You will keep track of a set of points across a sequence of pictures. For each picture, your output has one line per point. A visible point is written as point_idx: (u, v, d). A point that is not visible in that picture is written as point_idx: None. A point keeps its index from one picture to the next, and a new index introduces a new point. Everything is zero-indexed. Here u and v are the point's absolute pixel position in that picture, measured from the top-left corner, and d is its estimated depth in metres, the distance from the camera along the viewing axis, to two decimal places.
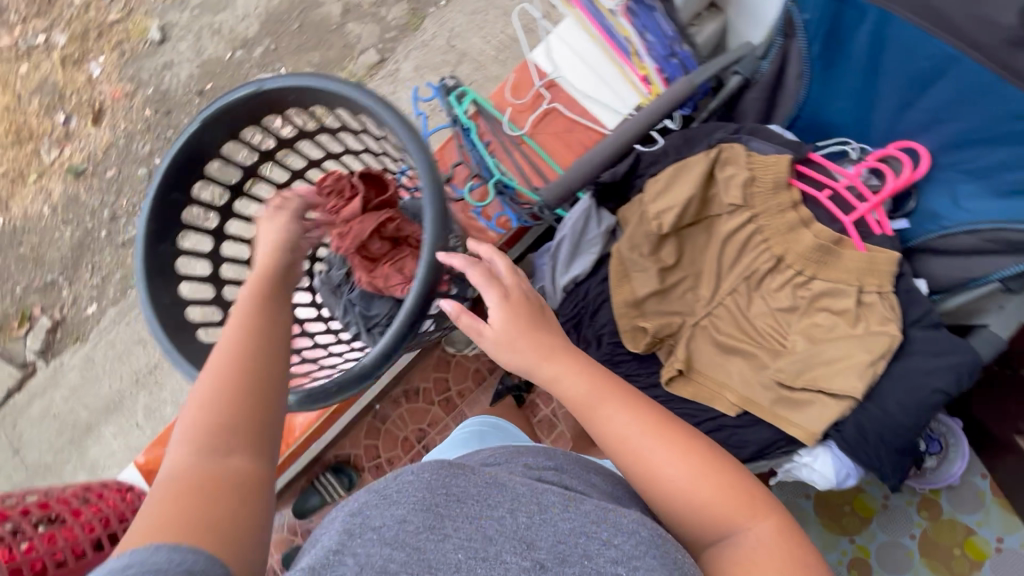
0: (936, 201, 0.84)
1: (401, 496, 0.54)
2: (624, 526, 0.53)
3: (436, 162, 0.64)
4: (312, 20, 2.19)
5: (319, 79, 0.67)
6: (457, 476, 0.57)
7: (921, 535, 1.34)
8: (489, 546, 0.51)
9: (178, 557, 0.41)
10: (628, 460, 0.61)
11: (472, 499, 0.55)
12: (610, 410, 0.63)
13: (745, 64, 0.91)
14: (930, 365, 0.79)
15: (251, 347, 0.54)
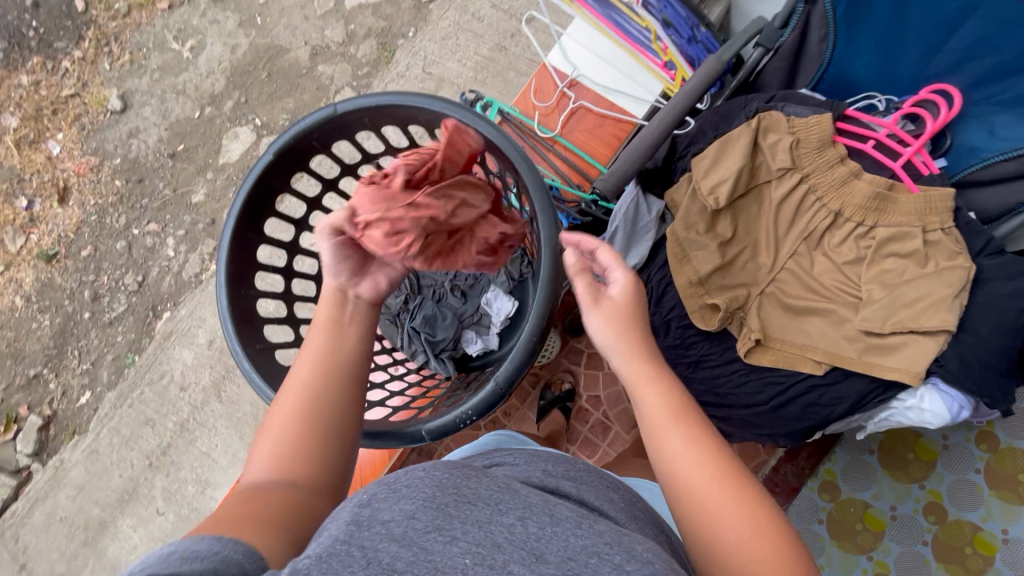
0: (971, 135, 0.87)
1: (411, 491, 0.50)
2: (638, 554, 0.47)
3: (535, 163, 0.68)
4: (280, 67, 2.17)
5: (391, 96, 0.68)
6: (471, 480, 0.53)
7: (985, 468, 1.38)
8: (496, 555, 0.46)
9: (213, 547, 0.43)
10: (675, 484, 0.56)
11: (481, 502, 0.50)
12: (673, 431, 0.59)
13: (766, 35, 0.95)
14: (1009, 289, 0.81)
15: (311, 399, 0.60)
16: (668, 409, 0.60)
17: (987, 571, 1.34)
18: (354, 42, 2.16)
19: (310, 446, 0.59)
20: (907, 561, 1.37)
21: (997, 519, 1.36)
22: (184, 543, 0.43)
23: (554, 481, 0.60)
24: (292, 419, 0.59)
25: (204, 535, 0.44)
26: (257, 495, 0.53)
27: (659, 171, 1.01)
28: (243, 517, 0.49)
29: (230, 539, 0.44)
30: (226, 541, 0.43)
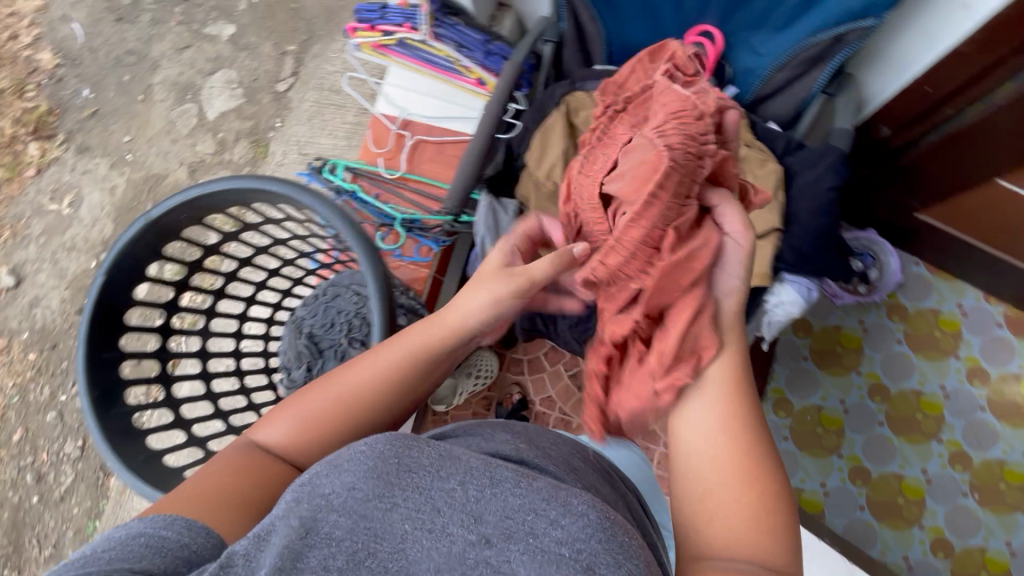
0: (742, 59, 0.99)
1: (354, 466, 0.55)
2: (574, 507, 0.54)
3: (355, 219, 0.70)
4: (164, 193, 2.23)
5: (201, 188, 0.70)
6: (419, 453, 0.57)
7: (906, 336, 1.48)
8: (435, 518, 0.53)
9: (180, 536, 0.52)
10: (703, 454, 0.62)
11: (422, 471, 0.56)
12: (716, 411, 0.63)
13: (549, 32, 1.06)
14: (813, 174, 0.91)
15: (373, 402, 0.69)
16: (722, 394, 0.64)
17: (942, 429, 1.43)
18: (228, 148, 2.24)
19: (311, 447, 0.66)
20: (873, 446, 1.44)
21: (932, 378, 1.46)
22: (152, 528, 0.52)
23: (491, 448, 0.72)
24: (304, 422, 0.66)
25: (170, 517, 0.54)
26: (237, 479, 0.61)
27: (503, 174, 1.09)
28: (224, 494, 0.59)
29: (198, 527, 0.54)
30: (194, 531, 0.53)
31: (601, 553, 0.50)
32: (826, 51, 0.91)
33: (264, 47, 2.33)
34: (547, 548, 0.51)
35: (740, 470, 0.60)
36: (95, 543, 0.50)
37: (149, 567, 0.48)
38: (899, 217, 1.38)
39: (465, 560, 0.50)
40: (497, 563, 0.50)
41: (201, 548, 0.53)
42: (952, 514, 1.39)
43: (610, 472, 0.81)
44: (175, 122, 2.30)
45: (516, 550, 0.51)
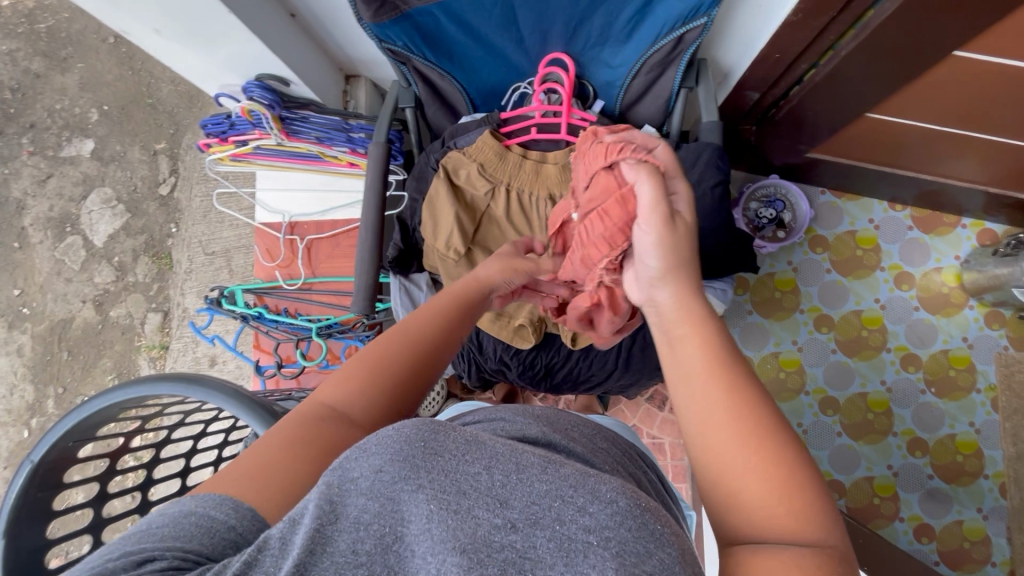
0: (599, 74, 0.99)
1: (380, 446, 0.43)
2: (603, 495, 0.41)
3: (239, 391, 0.68)
4: (76, 338, 2.09)
5: (78, 410, 0.65)
6: (445, 433, 0.44)
7: (832, 264, 1.54)
8: (461, 499, 0.40)
9: (228, 518, 0.43)
10: (697, 430, 0.51)
11: (450, 452, 0.43)
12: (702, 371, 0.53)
13: (405, 98, 1.00)
14: (697, 174, 0.92)
15: (425, 341, 0.63)
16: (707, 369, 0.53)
17: (887, 338, 1.51)
18: (129, 269, 2.11)
19: (369, 397, 0.57)
20: (833, 374, 1.51)
21: (867, 294, 1.53)
22: (206, 504, 0.44)
23: (513, 430, 0.59)
24: (364, 370, 0.58)
25: (219, 494, 0.45)
26: (285, 454, 0.49)
27: (407, 251, 1.03)
28: (274, 467, 0.48)
29: (245, 508, 0.44)
30: (241, 512, 0.44)
31: (633, 544, 0.38)
32: (673, 52, 0.91)
33: (132, 152, 2.15)
34: (577, 537, 0.38)
35: (742, 430, 0.48)
36: (152, 517, 0.43)
37: (197, 553, 0.41)
38: (794, 160, 1.42)
39: (490, 544, 0.38)
40: (524, 552, 0.38)
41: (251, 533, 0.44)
42: (919, 413, 1.48)
43: (630, 453, 0.71)
44: (63, 259, 2.13)
45: (545, 537, 0.39)
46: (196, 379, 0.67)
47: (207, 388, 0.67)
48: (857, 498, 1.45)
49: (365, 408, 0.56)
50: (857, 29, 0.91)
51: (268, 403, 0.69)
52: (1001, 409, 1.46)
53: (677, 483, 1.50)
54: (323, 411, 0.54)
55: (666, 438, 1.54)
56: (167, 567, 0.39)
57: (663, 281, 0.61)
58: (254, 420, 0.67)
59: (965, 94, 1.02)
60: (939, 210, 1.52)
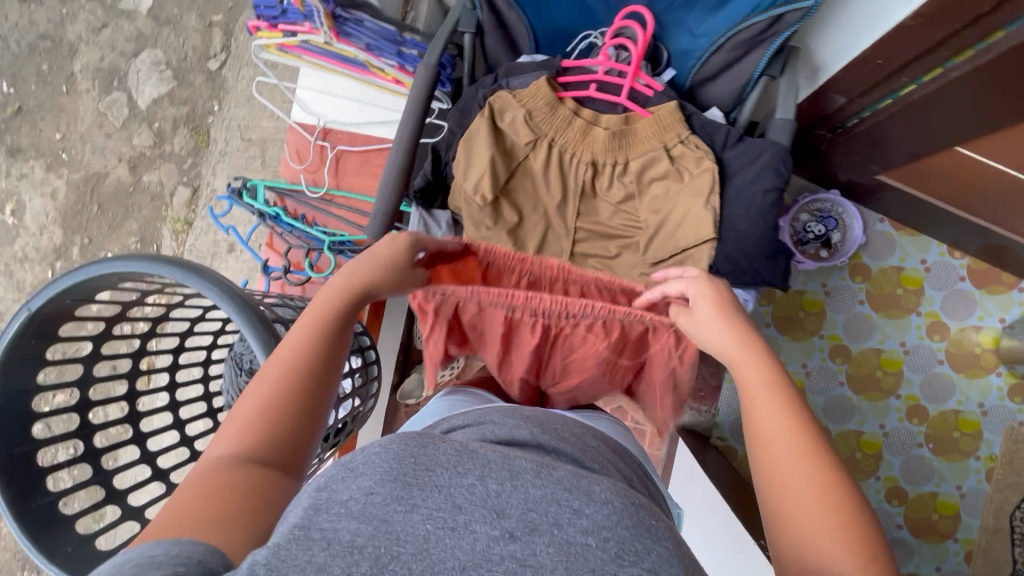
0: (678, 40, 0.90)
1: (369, 467, 0.47)
2: (597, 496, 0.47)
3: (233, 289, 0.67)
4: (107, 193, 2.13)
5: (71, 275, 0.65)
6: (434, 447, 0.49)
7: (867, 297, 1.46)
8: (457, 514, 0.44)
9: (166, 548, 0.44)
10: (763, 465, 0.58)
11: (442, 467, 0.47)
12: (771, 408, 0.61)
13: (465, 21, 0.94)
14: (753, 173, 0.84)
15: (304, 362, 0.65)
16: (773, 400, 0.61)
17: (900, 384, 1.45)
18: (166, 138, 2.11)
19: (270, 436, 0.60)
20: (835, 406, 1.47)
21: (893, 335, 1.46)
22: (142, 548, 0.43)
23: (500, 433, 0.60)
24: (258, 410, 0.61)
25: (158, 540, 0.45)
26: (213, 492, 0.53)
27: (434, 184, 1.01)
28: (200, 509, 0.50)
29: (185, 539, 0.45)
30: (181, 542, 0.45)
31: (631, 542, 0.44)
32: (766, 31, 0.82)
33: (188, 19, 2.10)
34: (576, 541, 0.43)
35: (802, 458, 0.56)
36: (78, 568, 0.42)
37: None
38: (861, 178, 1.32)
39: (490, 557, 0.42)
40: (524, 560, 0.42)
41: (200, 554, 0.44)
42: (908, 464, 1.45)
43: (630, 461, 0.70)
44: (106, 113, 2.14)
45: (543, 543, 0.43)
46: (193, 270, 0.66)
47: (203, 281, 0.66)
48: None
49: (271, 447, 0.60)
50: (978, 50, 0.80)
51: (258, 307, 0.69)
52: (994, 479, 1.42)
53: None
54: (228, 460, 0.57)
55: (649, 426, 1.54)
56: None
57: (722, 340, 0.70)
58: (245, 322, 0.67)
59: None
60: (1000, 267, 1.41)
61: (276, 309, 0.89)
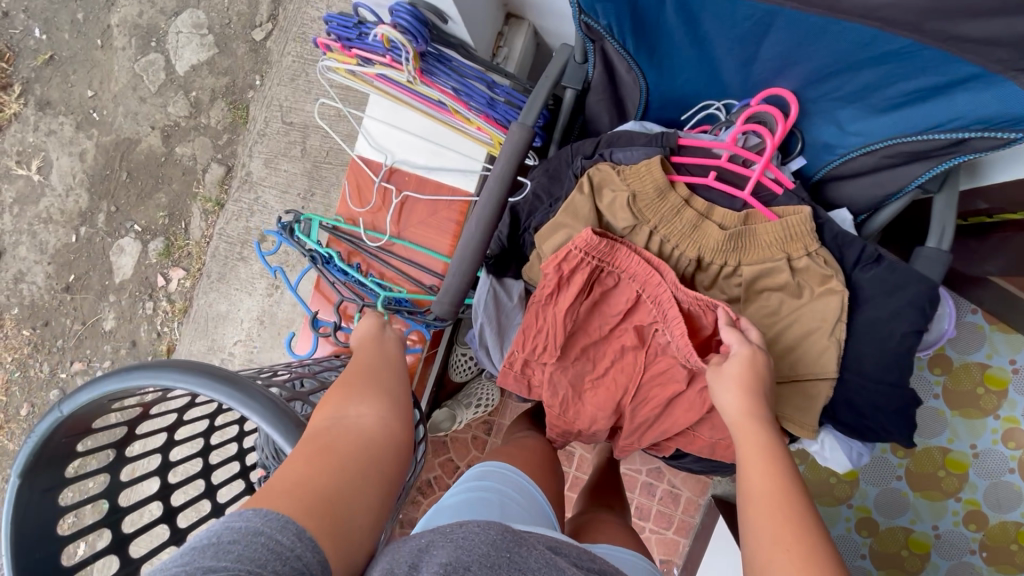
0: (820, 132, 0.76)
1: (470, 545, 0.53)
2: None
3: (278, 405, 0.59)
4: (137, 161, 2.03)
5: (110, 380, 0.58)
6: (526, 550, 0.55)
7: (943, 391, 1.35)
8: None
9: (293, 546, 0.45)
10: (750, 510, 0.60)
11: (532, 572, 0.52)
12: (760, 465, 0.64)
13: (571, 75, 0.81)
14: (890, 307, 0.72)
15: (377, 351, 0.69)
16: (761, 453, 0.65)
17: (963, 487, 1.36)
18: (203, 110, 1.98)
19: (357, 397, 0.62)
20: (886, 500, 1.39)
21: (964, 436, 1.35)
22: (249, 521, 0.45)
23: (580, 560, 0.62)
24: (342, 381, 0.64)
25: (257, 508, 0.47)
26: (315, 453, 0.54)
27: (509, 252, 0.91)
28: (303, 481, 0.51)
29: (308, 536, 0.46)
30: (306, 541, 0.46)
31: None
32: (941, 150, 0.67)
33: None
34: None
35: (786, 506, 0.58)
36: (218, 528, 0.44)
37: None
38: (969, 271, 1.19)
39: None
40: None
41: (295, 549, 0.45)
42: (956, 570, 1.36)
43: None
44: (141, 75, 2.01)
45: None
46: (249, 398, 0.59)
47: (257, 412, 0.58)
48: None
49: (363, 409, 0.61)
50: None
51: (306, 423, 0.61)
52: None
53: (676, 536, 1.46)
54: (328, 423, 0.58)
55: (684, 491, 1.47)
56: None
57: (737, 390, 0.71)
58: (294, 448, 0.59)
59: None
60: None
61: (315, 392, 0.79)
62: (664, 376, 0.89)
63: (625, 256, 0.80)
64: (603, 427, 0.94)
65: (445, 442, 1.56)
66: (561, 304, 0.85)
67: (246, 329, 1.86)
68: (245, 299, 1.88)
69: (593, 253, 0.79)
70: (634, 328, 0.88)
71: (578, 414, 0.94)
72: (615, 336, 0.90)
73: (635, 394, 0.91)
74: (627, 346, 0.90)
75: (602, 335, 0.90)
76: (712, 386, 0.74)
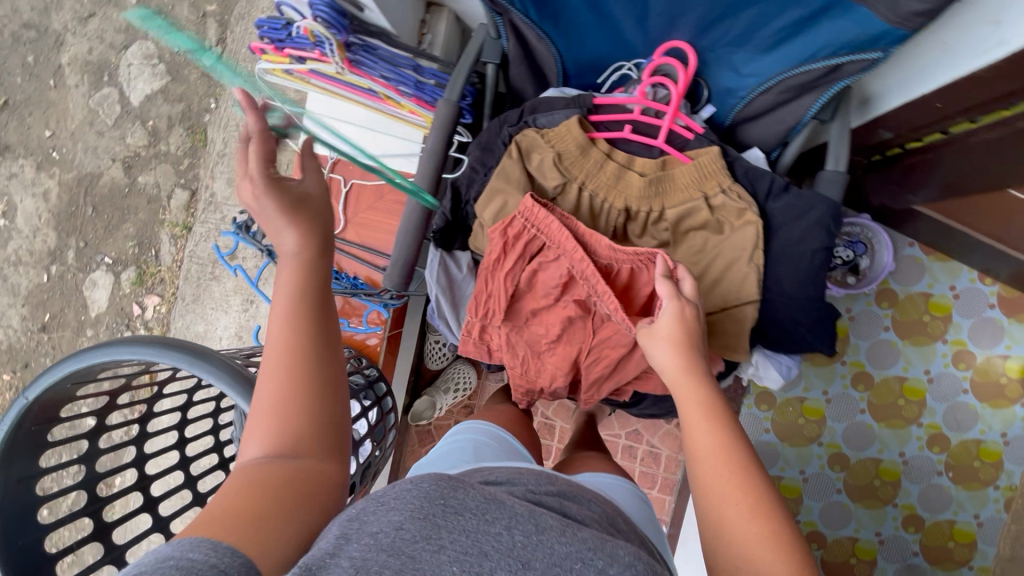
0: (721, 78, 0.83)
1: (401, 504, 0.55)
2: (621, 559, 0.55)
3: (232, 367, 0.64)
4: (101, 195, 2.05)
5: (68, 363, 0.61)
6: (461, 491, 0.57)
7: (893, 323, 1.42)
8: (483, 560, 0.52)
9: (208, 558, 0.45)
10: (699, 470, 0.66)
11: (470, 512, 0.56)
12: (703, 427, 0.69)
13: (489, 51, 0.87)
14: (800, 229, 0.79)
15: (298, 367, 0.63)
16: (699, 415, 0.70)
17: (922, 412, 1.42)
18: (162, 137, 2.01)
19: (288, 434, 0.60)
20: (854, 434, 1.45)
21: (918, 363, 1.42)
22: (170, 547, 0.45)
23: (528, 491, 0.66)
24: (268, 414, 0.61)
25: (183, 538, 0.47)
26: (247, 495, 0.54)
27: (454, 225, 0.95)
28: (240, 511, 0.52)
29: (223, 547, 0.46)
30: (220, 551, 0.46)
31: None
32: (822, 79, 0.73)
33: (181, 9, 1.98)
34: None
35: (728, 467, 0.64)
36: (125, 567, 0.43)
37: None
38: (896, 206, 1.26)
39: None
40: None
41: (228, 566, 0.45)
42: (926, 492, 1.43)
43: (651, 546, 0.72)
44: (97, 110, 2.04)
45: None
46: (203, 358, 0.64)
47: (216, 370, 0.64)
48: (834, 554, 1.44)
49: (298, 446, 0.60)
50: None
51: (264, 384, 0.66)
52: (1011, 509, 1.40)
53: (661, 494, 1.50)
54: (260, 464, 0.58)
55: (664, 450, 1.51)
56: None
57: (669, 345, 0.77)
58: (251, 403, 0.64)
59: None
60: None
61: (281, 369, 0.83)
62: (612, 339, 0.93)
63: (556, 229, 0.84)
64: (562, 383, 0.99)
65: (430, 431, 1.59)
66: (502, 271, 0.90)
67: (226, 346, 1.89)
68: (221, 316, 1.91)
69: (534, 218, 0.83)
70: (576, 297, 0.92)
71: (539, 372, 0.99)
72: (561, 307, 0.94)
73: (589, 353, 0.95)
74: (574, 314, 0.94)
75: (548, 306, 0.94)
76: (649, 348, 0.80)
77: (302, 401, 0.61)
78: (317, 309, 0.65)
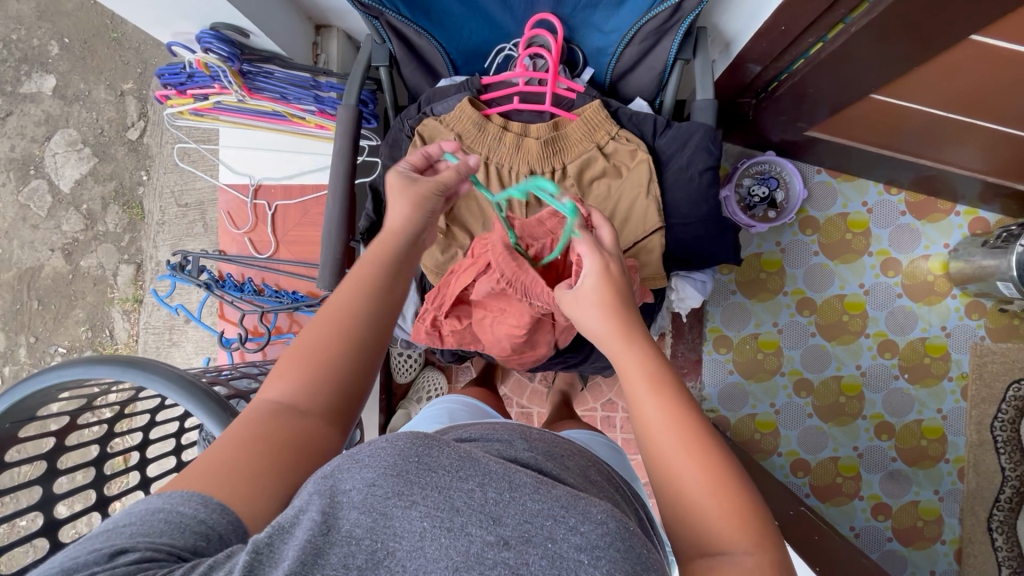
0: (590, 39, 0.92)
1: (373, 458, 0.44)
2: (592, 515, 0.43)
3: (170, 370, 0.65)
4: (45, 287, 2.03)
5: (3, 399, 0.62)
6: (438, 449, 0.45)
7: (820, 247, 1.51)
8: (454, 516, 0.41)
9: (197, 512, 0.44)
10: (649, 438, 0.58)
11: (445, 469, 0.44)
12: (649, 398, 0.60)
13: (377, 56, 0.93)
14: (686, 157, 0.87)
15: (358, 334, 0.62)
16: (645, 379, 0.62)
17: (867, 324, 1.50)
18: (99, 218, 2.01)
19: (319, 392, 0.58)
20: (811, 357, 1.51)
21: (852, 279, 1.51)
22: (161, 500, 0.44)
23: (507, 451, 0.59)
24: (309, 359, 0.59)
25: (179, 489, 0.45)
26: (244, 449, 0.51)
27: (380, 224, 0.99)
28: (221, 464, 0.49)
29: (213, 502, 0.45)
30: (208, 506, 0.44)
31: (621, 562, 0.40)
32: (670, 20, 0.84)
33: (97, 92, 2.01)
34: (568, 556, 0.40)
35: (683, 431, 0.57)
36: (116, 516, 0.43)
37: (170, 546, 0.41)
38: (793, 137, 1.36)
39: (483, 561, 0.39)
40: (516, 568, 0.39)
41: (222, 526, 0.44)
42: (890, 398, 1.50)
43: (622, 489, 0.68)
44: (28, 204, 2.03)
45: (537, 554, 0.40)
46: (138, 361, 0.64)
47: (149, 375, 0.63)
48: (820, 477, 1.48)
49: (314, 405, 0.57)
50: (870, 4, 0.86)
51: (202, 382, 0.66)
52: (968, 397, 1.48)
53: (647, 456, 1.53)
54: (270, 409, 0.56)
55: None
56: (140, 558, 0.39)
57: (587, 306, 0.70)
58: (192, 399, 0.64)
59: (978, 78, 0.98)
60: (935, 196, 1.48)
61: (236, 383, 0.86)
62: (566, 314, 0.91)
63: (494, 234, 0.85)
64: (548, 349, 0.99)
65: None
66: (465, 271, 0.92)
67: None
68: None
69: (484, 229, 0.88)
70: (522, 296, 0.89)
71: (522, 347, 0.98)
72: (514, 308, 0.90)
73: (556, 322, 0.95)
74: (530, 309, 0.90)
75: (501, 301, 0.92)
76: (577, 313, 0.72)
77: (345, 368, 0.60)
78: (387, 271, 0.67)
